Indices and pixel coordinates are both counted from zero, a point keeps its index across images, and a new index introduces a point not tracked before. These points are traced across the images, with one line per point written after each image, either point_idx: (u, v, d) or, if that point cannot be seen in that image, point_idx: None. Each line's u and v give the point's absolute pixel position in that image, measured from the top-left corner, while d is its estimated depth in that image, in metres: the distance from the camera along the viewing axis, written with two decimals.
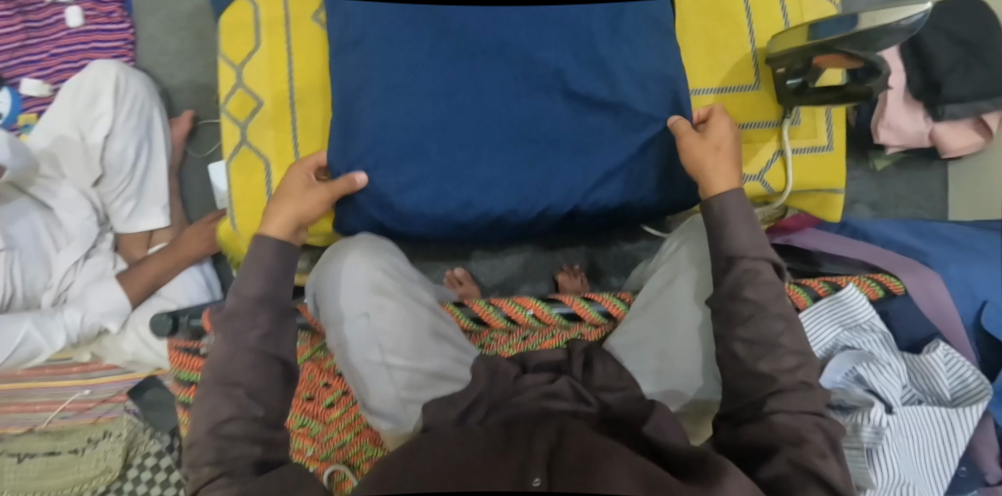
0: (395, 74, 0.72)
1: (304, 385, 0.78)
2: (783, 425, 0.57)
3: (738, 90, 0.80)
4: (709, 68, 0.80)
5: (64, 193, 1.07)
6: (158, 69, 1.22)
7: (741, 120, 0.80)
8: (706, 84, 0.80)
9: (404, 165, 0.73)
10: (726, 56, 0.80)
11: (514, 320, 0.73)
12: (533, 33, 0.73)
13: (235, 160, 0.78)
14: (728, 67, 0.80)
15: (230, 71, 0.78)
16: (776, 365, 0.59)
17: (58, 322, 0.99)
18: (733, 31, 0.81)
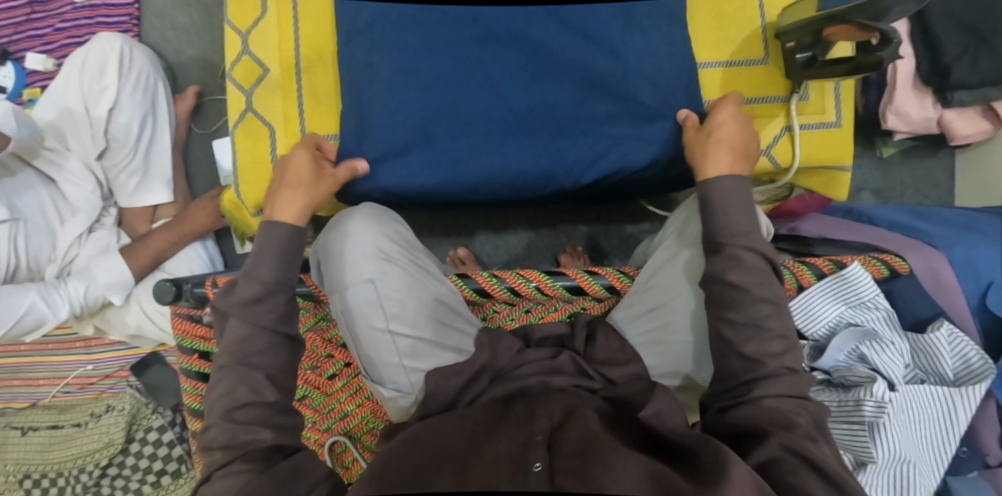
0: (406, 57, 0.71)
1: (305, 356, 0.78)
2: (770, 408, 0.55)
3: (746, 64, 0.78)
4: (717, 42, 0.78)
5: (71, 167, 1.07)
6: (163, 44, 1.21)
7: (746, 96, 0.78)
8: (715, 58, 0.78)
9: (413, 151, 0.74)
10: (736, 29, 0.78)
11: (519, 293, 0.72)
12: (544, 15, 0.72)
13: (240, 127, 0.75)
14: (738, 40, 0.78)
15: (236, 38, 0.76)
16: (762, 349, 0.58)
17: (62, 293, 0.99)
18: (743, 3, 0.78)
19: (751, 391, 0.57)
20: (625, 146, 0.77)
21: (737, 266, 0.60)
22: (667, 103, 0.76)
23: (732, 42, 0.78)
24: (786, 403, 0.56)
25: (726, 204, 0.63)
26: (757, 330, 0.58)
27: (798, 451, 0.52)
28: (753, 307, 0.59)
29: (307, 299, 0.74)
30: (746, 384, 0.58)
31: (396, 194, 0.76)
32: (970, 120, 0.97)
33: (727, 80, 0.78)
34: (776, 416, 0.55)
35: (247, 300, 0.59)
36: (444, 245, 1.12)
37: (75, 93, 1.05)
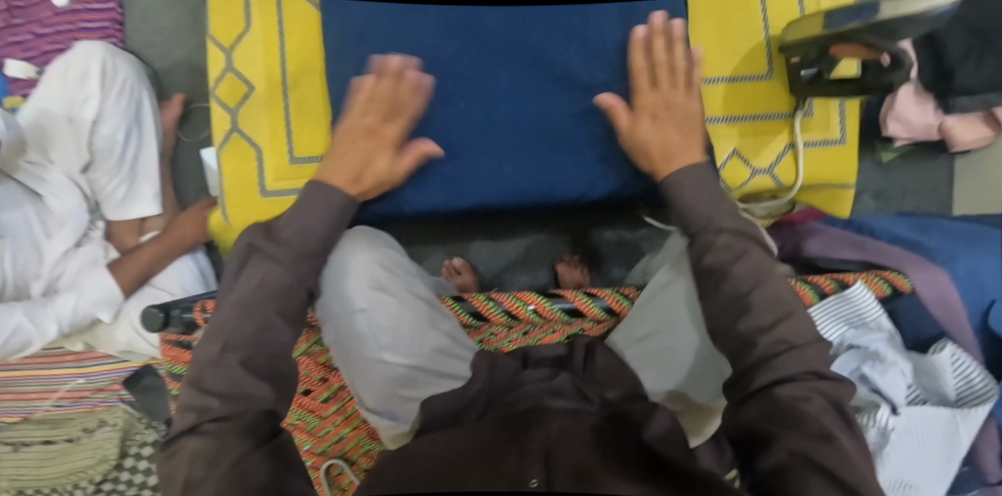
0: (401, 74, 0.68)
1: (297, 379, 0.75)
2: (782, 400, 0.53)
3: (749, 79, 0.76)
4: (722, 54, 0.75)
5: (54, 179, 1.04)
6: (148, 50, 1.17)
7: (751, 112, 0.76)
8: (718, 73, 0.75)
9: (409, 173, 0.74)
10: (739, 39, 0.75)
11: (515, 315, 0.70)
12: (541, 35, 0.70)
13: (226, 148, 0.72)
14: (741, 53, 0.75)
15: (218, 54, 0.72)
16: (755, 324, 0.56)
17: (50, 313, 0.97)
18: (748, 13, 0.75)
19: (761, 385, 0.55)
20: (619, 166, 0.77)
21: (709, 251, 0.61)
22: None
23: (735, 54, 0.75)
24: (798, 388, 0.53)
25: (689, 197, 0.65)
26: (741, 307, 0.58)
27: (806, 452, 0.48)
28: (733, 284, 0.58)
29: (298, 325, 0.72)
30: (754, 370, 0.56)
31: (390, 211, 0.76)
32: (973, 126, 0.94)
33: (729, 95, 0.75)
34: (786, 408, 0.52)
35: (294, 252, 0.57)
36: (439, 253, 1.10)
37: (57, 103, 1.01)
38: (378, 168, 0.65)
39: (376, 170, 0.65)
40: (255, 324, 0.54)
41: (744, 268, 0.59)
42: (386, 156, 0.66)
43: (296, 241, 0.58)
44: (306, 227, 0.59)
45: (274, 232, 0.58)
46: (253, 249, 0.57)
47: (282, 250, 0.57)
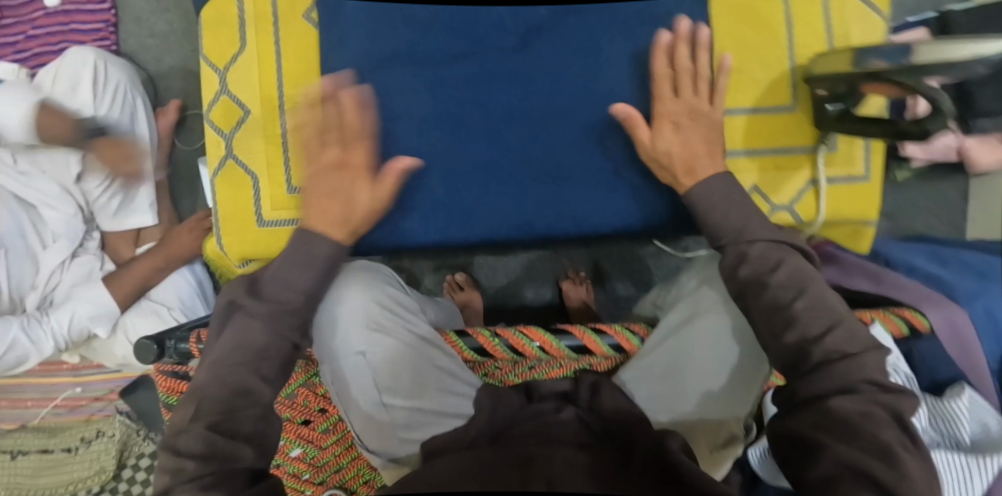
0: (398, 103, 0.69)
1: (295, 409, 0.74)
2: (837, 410, 0.52)
3: (772, 111, 0.78)
4: (743, 87, 0.77)
5: (47, 190, 0.98)
6: (144, 53, 1.14)
7: (773, 146, 0.79)
8: (741, 104, 0.78)
9: (416, 202, 0.74)
10: (762, 71, 0.77)
11: (519, 351, 0.69)
12: (548, 56, 0.67)
13: (220, 175, 0.72)
14: (764, 84, 0.77)
15: (213, 76, 0.73)
16: (803, 337, 0.57)
17: (46, 328, 0.96)
18: (770, 45, 0.76)
19: (818, 392, 0.55)
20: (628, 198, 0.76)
21: (744, 262, 0.63)
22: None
23: (758, 86, 0.77)
24: (854, 403, 0.53)
25: (726, 212, 0.66)
26: (786, 317, 0.58)
27: (857, 466, 0.49)
28: (774, 293, 0.59)
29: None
30: (802, 379, 0.56)
31: (398, 243, 0.76)
32: None
33: (751, 127, 0.79)
34: (840, 420, 0.52)
35: (274, 309, 0.58)
36: (439, 270, 1.08)
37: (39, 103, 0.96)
38: (361, 202, 0.64)
39: (361, 205, 0.64)
40: (235, 382, 0.55)
41: (786, 275, 0.60)
42: (365, 187, 0.64)
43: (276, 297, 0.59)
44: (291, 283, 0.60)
45: (257, 289, 0.59)
46: (236, 306, 0.59)
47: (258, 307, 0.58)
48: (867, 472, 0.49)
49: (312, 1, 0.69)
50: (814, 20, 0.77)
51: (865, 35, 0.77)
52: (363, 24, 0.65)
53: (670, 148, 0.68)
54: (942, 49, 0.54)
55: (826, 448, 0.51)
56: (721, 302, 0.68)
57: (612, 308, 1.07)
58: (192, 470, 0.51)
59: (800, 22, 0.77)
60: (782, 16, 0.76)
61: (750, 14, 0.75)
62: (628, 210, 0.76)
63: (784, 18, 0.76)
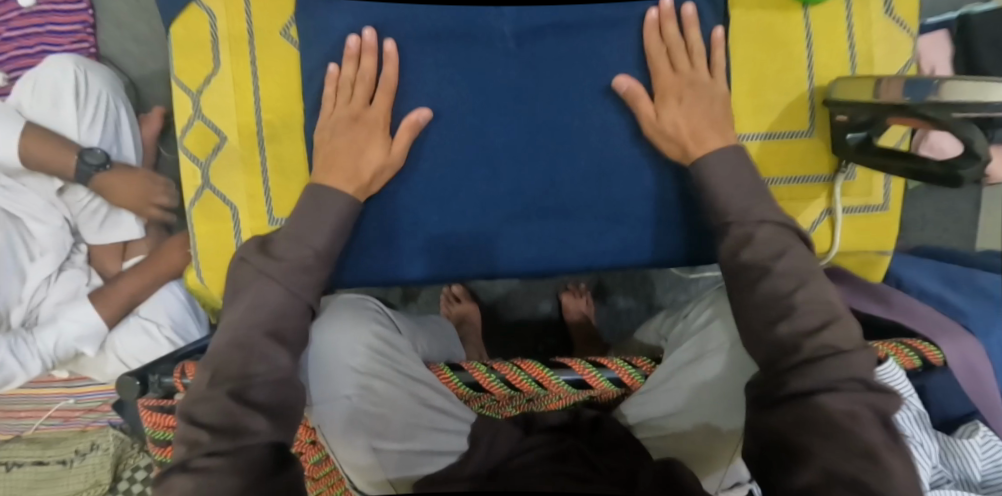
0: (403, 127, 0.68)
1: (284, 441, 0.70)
2: (827, 411, 0.49)
3: (787, 137, 0.73)
4: (757, 110, 0.72)
5: (32, 202, 0.96)
6: (125, 56, 1.08)
7: (788, 175, 0.73)
8: (755, 129, 0.72)
9: (427, 225, 0.71)
10: (775, 93, 0.72)
11: (516, 387, 0.65)
12: (558, 74, 0.69)
13: (197, 206, 0.71)
14: (780, 107, 0.72)
15: (185, 100, 0.70)
16: (797, 328, 0.54)
17: (32, 347, 0.91)
18: (788, 64, 0.72)
19: (805, 390, 0.51)
20: (636, 228, 0.73)
21: (747, 245, 0.58)
22: (666, 185, 0.71)
23: (772, 109, 0.72)
24: (842, 402, 0.49)
25: None
26: (786, 307, 0.55)
27: (844, 474, 0.46)
28: (773, 282, 0.56)
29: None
30: (789, 373, 0.52)
31: (402, 277, 0.73)
32: None
33: (765, 154, 0.73)
34: (827, 421, 0.49)
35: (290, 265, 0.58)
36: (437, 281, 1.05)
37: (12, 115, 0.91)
38: (373, 159, 0.65)
39: (371, 163, 0.65)
40: (250, 353, 0.52)
41: (790, 263, 0.56)
42: (380, 146, 0.65)
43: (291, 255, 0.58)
44: (305, 239, 0.60)
45: (268, 247, 0.60)
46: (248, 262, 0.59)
47: (272, 266, 0.57)
48: (855, 478, 0.46)
49: (291, 19, 0.68)
50: (836, 39, 0.72)
51: (889, 54, 0.73)
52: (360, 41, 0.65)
53: (676, 119, 0.66)
54: (972, 90, 0.54)
55: (812, 454, 0.48)
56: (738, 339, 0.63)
57: (612, 322, 1.06)
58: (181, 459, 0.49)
59: (822, 39, 0.72)
60: (803, 34, 0.72)
61: (768, 31, 0.71)
62: (626, 238, 0.73)
63: (804, 36, 0.72)
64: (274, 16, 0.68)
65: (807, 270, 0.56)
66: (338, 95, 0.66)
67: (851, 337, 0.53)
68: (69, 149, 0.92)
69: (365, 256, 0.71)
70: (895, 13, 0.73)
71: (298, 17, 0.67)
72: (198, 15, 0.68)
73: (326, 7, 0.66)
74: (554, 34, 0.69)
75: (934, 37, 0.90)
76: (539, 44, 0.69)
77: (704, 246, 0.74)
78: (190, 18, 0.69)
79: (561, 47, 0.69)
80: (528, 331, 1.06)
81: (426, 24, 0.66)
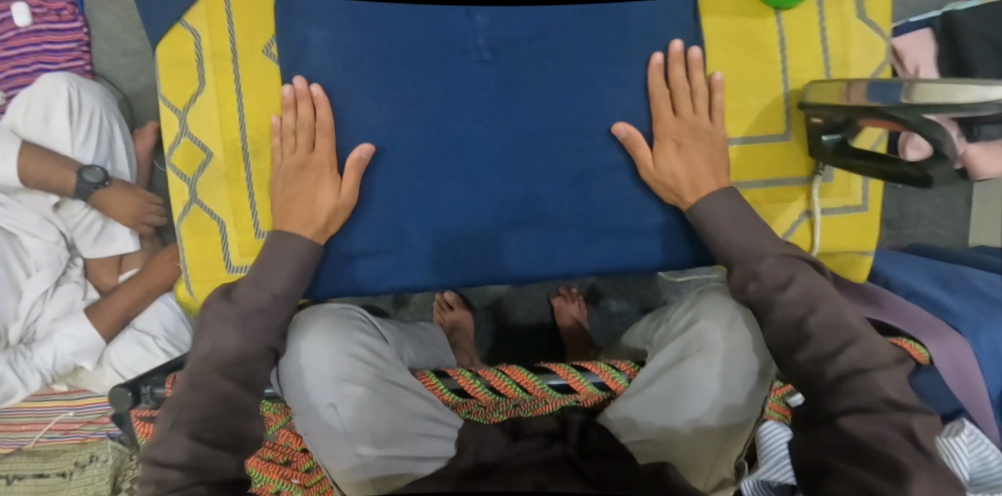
0: (387, 141, 0.69)
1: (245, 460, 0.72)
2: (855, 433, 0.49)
3: (765, 139, 0.73)
4: (734, 113, 0.72)
5: (26, 219, 0.97)
6: (119, 73, 1.10)
7: (766, 178, 0.74)
8: (732, 132, 0.72)
9: (412, 231, 0.71)
10: (753, 97, 0.72)
11: (500, 393, 0.67)
12: (539, 83, 0.69)
13: (186, 219, 0.71)
14: (758, 111, 0.72)
15: (172, 117, 0.71)
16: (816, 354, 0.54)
17: (32, 364, 0.92)
18: (766, 69, 0.72)
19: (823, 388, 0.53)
20: (620, 234, 0.73)
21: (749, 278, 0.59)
22: (646, 190, 0.72)
23: (750, 112, 0.72)
24: (874, 424, 0.49)
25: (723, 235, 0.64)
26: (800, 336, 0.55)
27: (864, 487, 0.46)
28: (787, 309, 0.56)
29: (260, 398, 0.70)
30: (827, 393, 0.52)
31: (390, 286, 0.73)
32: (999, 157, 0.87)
33: (743, 158, 0.73)
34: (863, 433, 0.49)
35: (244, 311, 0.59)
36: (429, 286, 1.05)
37: (6, 134, 0.91)
38: (323, 201, 0.66)
39: (325, 205, 0.66)
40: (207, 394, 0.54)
41: (798, 291, 0.57)
42: (330, 186, 0.66)
43: (247, 300, 0.60)
44: (264, 284, 0.62)
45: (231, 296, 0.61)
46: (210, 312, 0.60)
47: (227, 311, 0.59)
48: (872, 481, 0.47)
49: (273, 35, 0.69)
50: (811, 41, 0.73)
51: (865, 56, 0.73)
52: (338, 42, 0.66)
53: (674, 168, 0.67)
54: (941, 91, 0.54)
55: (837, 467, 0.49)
56: (734, 321, 0.64)
57: (605, 326, 1.06)
58: (176, 480, 0.49)
59: (795, 42, 0.72)
60: (777, 40, 0.72)
61: (745, 39, 0.71)
62: (615, 243, 0.73)
63: (779, 41, 0.72)
64: (256, 33, 0.69)
65: (817, 293, 0.56)
66: (284, 145, 0.67)
67: (872, 353, 0.53)
68: (67, 165, 0.93)
69: (353, 265, 0.72)
70: (869, 15, 0.73)
71: (280, 34, 0.68)
72: (184, 35, 0.69)
73: (303, 28, 0.67)
74: (531, 47, 0.68)
75: (918, 35, 0.91)
76: (515, 57, 0.68)
77: (688, 251, 0.74)
78: (176, 37, 0.70)
79: (538, 57, 0.68)
80: (521, 335, 1.06)
81: (406, 43, 0.67)
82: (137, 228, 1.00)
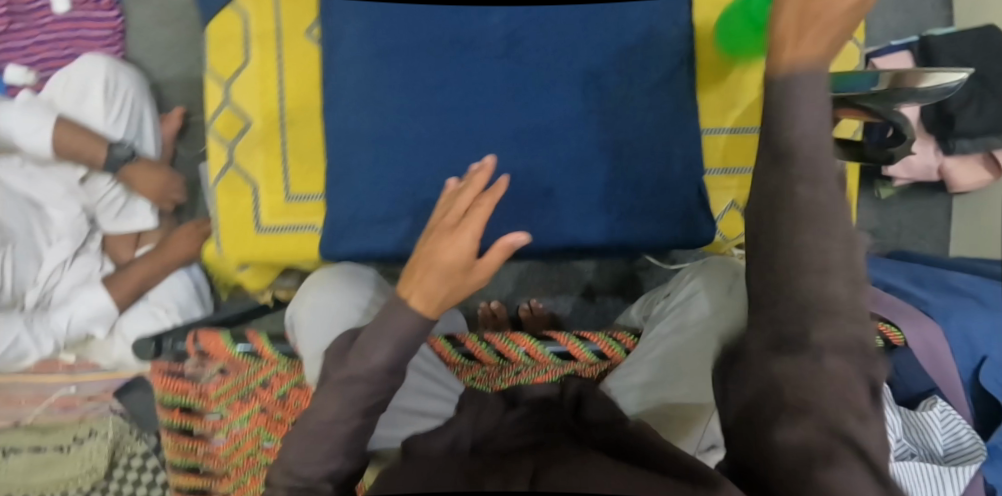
0: (403, 110, 0.72)
1: (254, 418, 0.76)
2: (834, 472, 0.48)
3: (749, 131, 0.83)
4: (722, 108, 0.83)
5: (53, 190, 1.01)
6: (150, 61, 1.15)
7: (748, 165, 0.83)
8: (718, 124, 0.83)
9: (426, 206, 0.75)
10: (740, 95, 0.83)
11: (505, 356, 0.71)
12: (552, 68, 0.74)
13: (222, 182, 0.76)
14: (743, 106, 0.82)
15: (217, 87, 0.76)
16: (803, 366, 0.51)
17: (48, 327, 0.96)
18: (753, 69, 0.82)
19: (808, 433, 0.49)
20: (626, 215, 0.77)
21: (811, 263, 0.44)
22: (651, 172, 0.76)
23: (736, 108, 0.83)
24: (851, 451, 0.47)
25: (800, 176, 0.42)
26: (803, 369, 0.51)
27: None
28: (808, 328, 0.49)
29: (248, 358, 0.72)
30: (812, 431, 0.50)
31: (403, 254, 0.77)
32: (972, 168, 0.95)
33: (730, 145, 0.83)
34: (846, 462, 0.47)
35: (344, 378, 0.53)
36: None
37: (44, 108, 0.96)
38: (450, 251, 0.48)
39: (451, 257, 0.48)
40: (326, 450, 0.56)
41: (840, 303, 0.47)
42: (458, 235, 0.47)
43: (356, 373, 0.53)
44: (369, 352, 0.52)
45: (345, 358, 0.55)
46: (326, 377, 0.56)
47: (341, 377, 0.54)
48: None
49: (315, 19, 0.75)
50: None
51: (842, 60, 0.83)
52: (373, 22, 0.72)
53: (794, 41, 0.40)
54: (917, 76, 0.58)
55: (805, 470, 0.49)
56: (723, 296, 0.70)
57: (599, 319, 1.12)
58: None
59: None
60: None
61: None
62: (617, 224, 0.77)
63: None
64: (298, 16, 0.76)
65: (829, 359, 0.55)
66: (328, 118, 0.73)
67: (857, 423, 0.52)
68: (98, 140, 0.97)
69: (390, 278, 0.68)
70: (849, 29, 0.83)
71: (321, 17, 0.74)
72: (234, 15, 0.76)
73: (341, 17, 0.73)
74: (549, 35, 0.73)
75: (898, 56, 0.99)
76: (532, 47, 0.74)
77: (689, 236, 0.78)
78: (226, 18, 0.76)
79: (551, 46, 0.74)
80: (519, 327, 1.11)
81: (432, 26, 0.72)
82: (159, 205, 1.03)
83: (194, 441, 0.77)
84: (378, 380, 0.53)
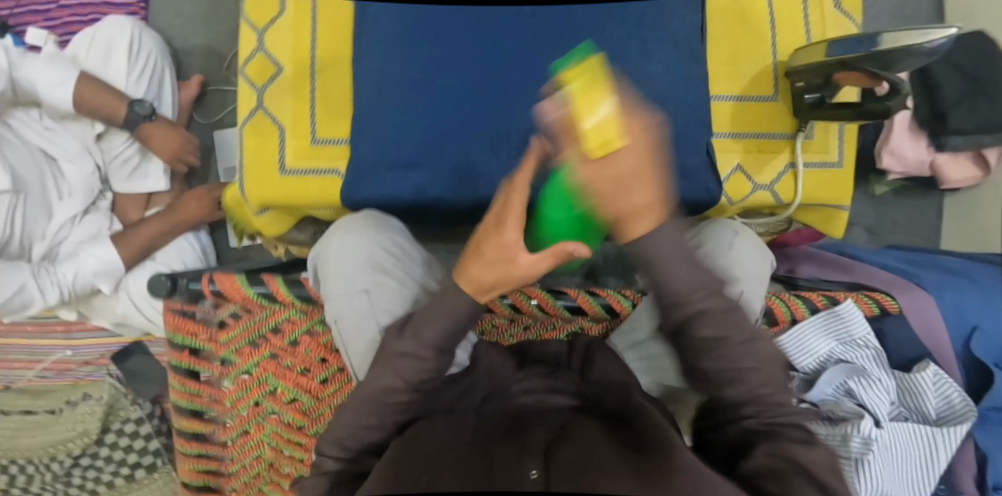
0: (424, 58, 0.73)
1: (262, 364, 0.76)
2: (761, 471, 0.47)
3: (756, 100, 0.80)
4: (729, 76, 0.80)
5: (68, 146, 1.03)
6: (170, 30, 1.17)
7: (755, 130, 0.81)
8: (727, 90, 0.80)
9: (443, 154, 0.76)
10: (746, 64, 0.80)
11: (518, 308, 0.74)
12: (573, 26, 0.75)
13: (249, 124, 0.79)
14: (748, 76, 0.80)
15: (252, 33, 0.79)
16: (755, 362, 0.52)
17: (54, 278, 0.96)
18: (757, 41, 0.80)
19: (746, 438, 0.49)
20: None
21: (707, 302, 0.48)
22: None
23: (743, 77, 0.80)
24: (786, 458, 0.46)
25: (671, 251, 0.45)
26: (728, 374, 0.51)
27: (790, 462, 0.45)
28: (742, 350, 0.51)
29: (264, 300, 0.73)
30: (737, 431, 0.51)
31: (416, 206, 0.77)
32: (961, 165, 1.00)
33: (738, 112, 0.80)
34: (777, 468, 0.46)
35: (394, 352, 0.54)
36: None
37: (67, 63, 0.97)
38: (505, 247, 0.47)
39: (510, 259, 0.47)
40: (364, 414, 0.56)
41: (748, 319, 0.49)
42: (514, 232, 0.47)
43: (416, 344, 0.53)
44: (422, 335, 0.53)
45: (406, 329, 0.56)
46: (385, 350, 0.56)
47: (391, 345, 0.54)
48: None
49: None
50: (794, 19, 0.81)
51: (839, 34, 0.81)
52: None
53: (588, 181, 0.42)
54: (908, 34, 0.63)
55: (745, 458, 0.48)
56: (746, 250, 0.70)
57: None
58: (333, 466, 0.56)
59: (784, 22, 0.81)
60: (767, 14, 0.81)
61: (739, 17, 0.80)
62: None
63: (769, 20, 0.80)
64: None
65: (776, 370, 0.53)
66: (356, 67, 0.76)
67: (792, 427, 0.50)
68: (118, 98, 0.98)
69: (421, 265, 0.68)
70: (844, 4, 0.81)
71: None
72: None
73: None
74: None
75: None
76: None
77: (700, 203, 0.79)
78: None
79: None
80: None
81: None
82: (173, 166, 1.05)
83: (201, 385, 0.79)
84: (428, 359, 0.53)
